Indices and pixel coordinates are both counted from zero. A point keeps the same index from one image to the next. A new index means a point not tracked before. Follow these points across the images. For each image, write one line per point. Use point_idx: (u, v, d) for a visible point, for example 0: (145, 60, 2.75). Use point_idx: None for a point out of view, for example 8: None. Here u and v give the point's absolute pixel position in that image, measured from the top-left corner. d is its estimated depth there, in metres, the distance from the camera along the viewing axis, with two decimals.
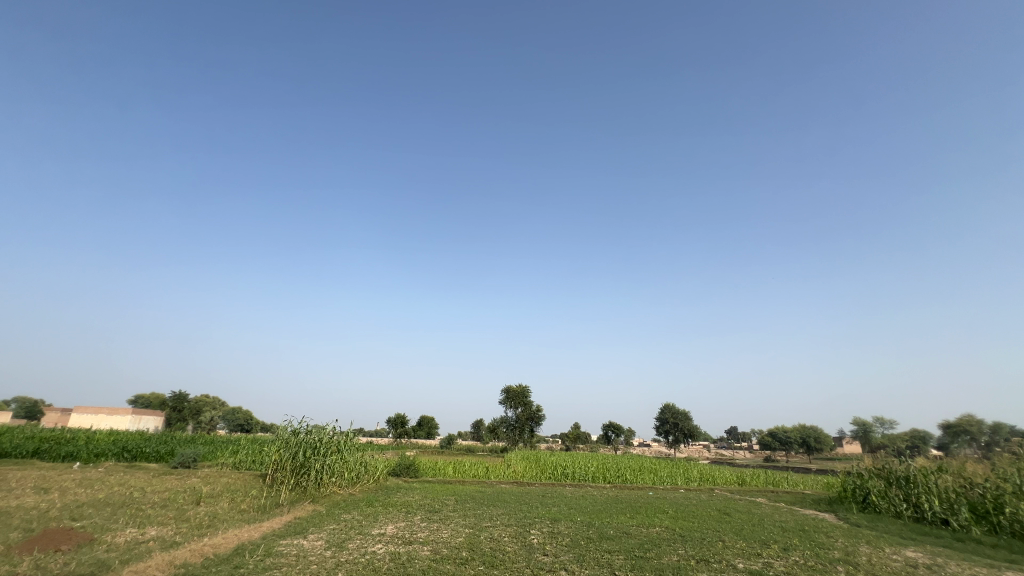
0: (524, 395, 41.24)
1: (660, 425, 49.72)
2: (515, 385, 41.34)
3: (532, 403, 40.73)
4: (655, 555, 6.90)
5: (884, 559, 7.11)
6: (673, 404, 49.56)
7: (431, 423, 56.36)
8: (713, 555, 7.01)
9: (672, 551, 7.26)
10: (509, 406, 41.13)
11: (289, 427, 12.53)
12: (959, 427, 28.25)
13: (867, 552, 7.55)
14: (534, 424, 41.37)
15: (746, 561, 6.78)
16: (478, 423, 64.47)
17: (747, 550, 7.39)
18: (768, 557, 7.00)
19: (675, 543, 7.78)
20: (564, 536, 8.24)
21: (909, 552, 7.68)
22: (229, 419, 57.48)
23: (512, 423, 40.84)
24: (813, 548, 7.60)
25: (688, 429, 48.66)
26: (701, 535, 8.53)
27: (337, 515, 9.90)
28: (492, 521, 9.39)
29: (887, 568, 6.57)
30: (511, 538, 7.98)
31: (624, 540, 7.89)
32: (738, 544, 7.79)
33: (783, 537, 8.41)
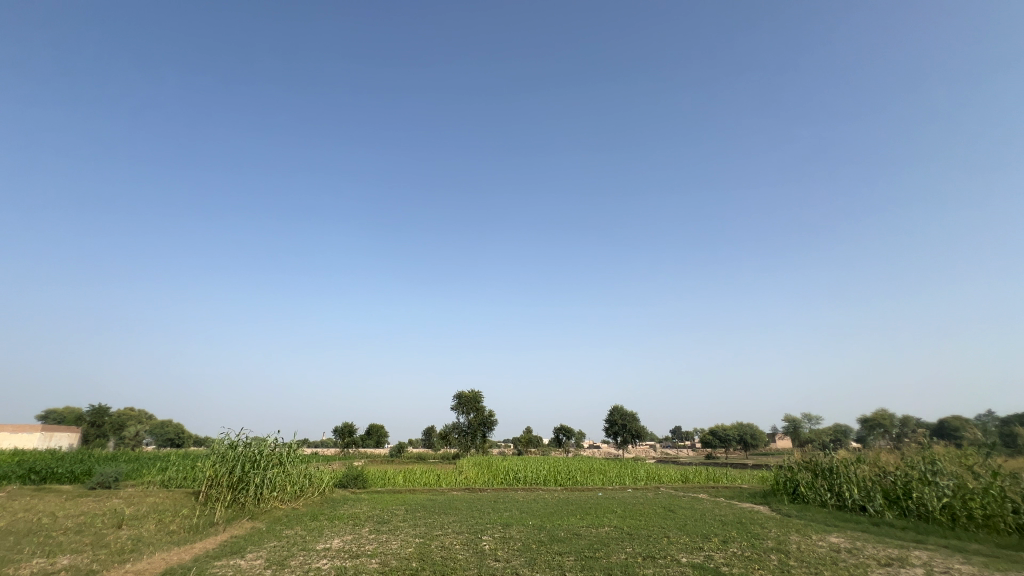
0: (477, 400, 41.19)
1: (609, 427, 51.01)
2: (467, 391, 41.13)
3: (485, 408, 40.71)
4: (604, 555, 7.07)
5: (811, 545, 7.64)
6: (623, 406, 50.97)
7: (381, 431, 54.88)
8: (659, 552, 7.23)
9: (619, 549, 7.44)
10: (461, 413, 40.83)
11: (225, 440, 11.72)
12: (875, 421, 30.93)
13: (796, 539, 8.09)
14: (487, 429, 41.20)
15: (688, 555, 7.06)
16: (429, 430, 63.41)
17: (690, 545, 7.69)
18: (709, 550, 7.33)
19: (624, 542, 7.96)
20: (515, 541, 8.24)
21: (832, 537, 8.30)
22: (158, 433, 53.25)
23: (464, 430, 40.53)
24: (749, 539, 8.04)
25: (636, 429, 50.18)
26: (647, 532, 8.85)
27: (278, 531, 9.43)
28: (444, 530, 9.26)
29: (813, 554, 7.04)
30: (462, 546, 7.90)
31: (575, 542, 8.00)
32: (681, 539, 8.12)
33: (723, 530, 8.84)
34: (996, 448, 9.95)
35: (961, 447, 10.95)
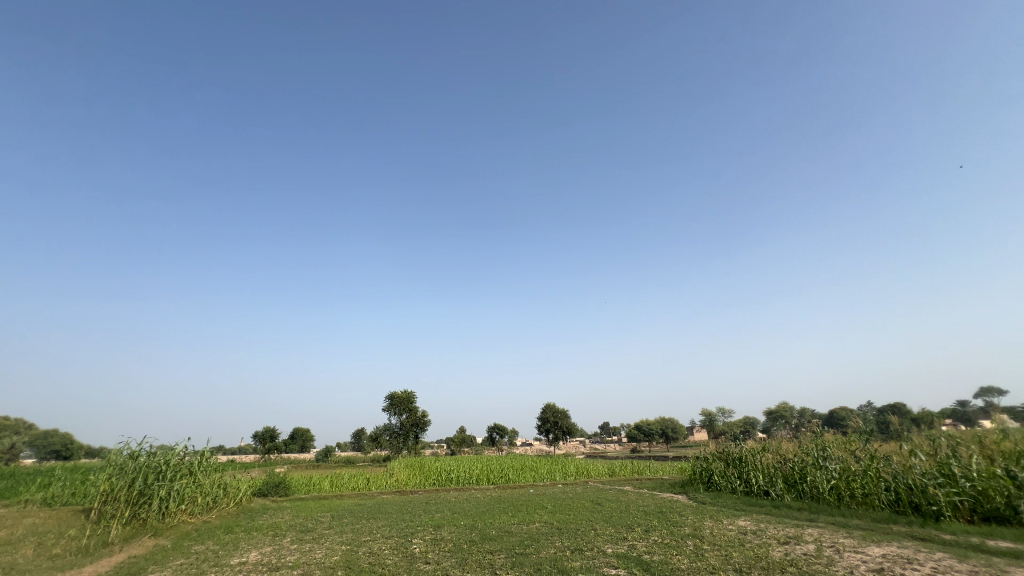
0: (410, 400, 40.36)
1: (541, 424, 52.02)
2: (400, 392, 40.11)
3: (418, 409, 40.00)
4: (533, 550, 7.21)
5: (722, 529, 8.27)
6: (555, 404, 52.18)
7: (307, 435, 52.35)
8: (586, 544, 7.50)
9: (548, 544, 7.62)
10: (393, 414, 39.83)
11: (125, 450, 10.56)
12: (778, 413, 34.07)
13: (709, 525, 8.73)
14: (420, 430, 40.43)
15: (613, 546, 7.38)
16: (358, 432, 61.18)
17: (615, 536, 8.03)
18: (633, 539, 7.72)
19: (553, 537, 8.17)
20: (446, 542, 8.18)
21: (740, 521, 9.05)
22: (39, 444, 46.93)
23: (396, 431, 39.55)
24: (668, 527, 8.55)
25: (567, 426, 51.62)
26: (575, 525, 9.15)
27: (186, 547, 8.67)
28: (373, 535, 8.99)
29: (724, 537, 7.63)
30: (392, 550, 7.72)
31: (506, 539, 8.09)
32: (607, 530, 8.47)
33: (645, 520, 9.32)
34: (872, 434, 11.34)
35: (846, 434, 12.36)
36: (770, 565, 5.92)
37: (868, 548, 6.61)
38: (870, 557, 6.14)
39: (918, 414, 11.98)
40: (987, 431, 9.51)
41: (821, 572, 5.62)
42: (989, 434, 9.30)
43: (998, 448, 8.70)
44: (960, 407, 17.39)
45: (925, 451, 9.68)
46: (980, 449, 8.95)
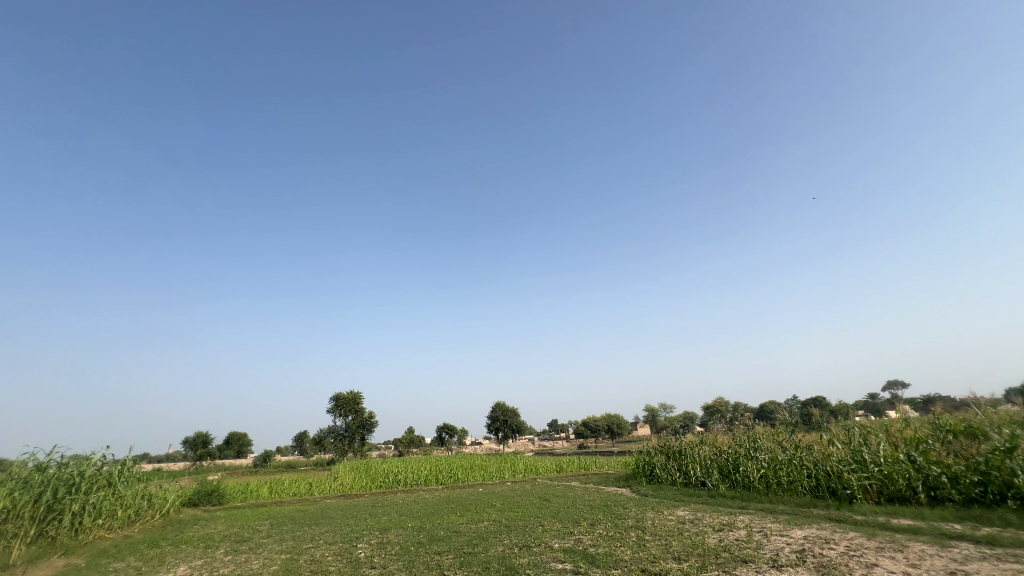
0: (356, 401, 39.19)
1: (491, 424, 52.08)
2: (346, 392, 38.84)
3: (365, 410, 38.91)
4: (481, 549, 7.21)
5: (663, 520, 8.65)
6: (505, 403, 52.40)
7: (244, 439, 49.70)
8: (534, 540, 7.60)
9: (497, 542, 7.65)
10: (338, 416, 38.49)
11: (31, 461, 9.58)
12: (714, 408, 36.04)
13: (651, 516, 9.11)
14: (366, 432, 39.41)
15: (560, 541, 7.52)
16: (300, 435, 58.64)
17: (562, 531, 8.20)
18: (579, 533, 7.91)
19: (501, 534, 8.21)
20: (393, 545, 8.02)
21: (679, 511, 9.51)
22: None
23: (341, 433, 38.31)
24: (612, 520, 8.84)
25: (516, 424, 52.03)
26: (523, 522, 9.25)
27: (103, 565, 7.96)
28: (315, 542, 8.65)
29: (664, 527, 7.98)
30: (335, 556, 7.47)
31: (454, 539, 8.04)
32: (554, 526, 8.63)
33: (591, 514, 9.58)
34: (797, 426, 12.24)
35: (774, 426, 13.29)
36: (705, 552, 6.24)
37: (792, 531, 7.14)
38: (793, 539, 6.63)
39: (836, 406, 13.08)
40: (892, 421, 10.54)
41: (750, 555, 6.01)
42: (895, 423, 10.31)
43: (901, 436, 9.66)
44: (869, 400, 19.21)
45: (841, 440, 10.58)
46: (887, 437, 9.90)
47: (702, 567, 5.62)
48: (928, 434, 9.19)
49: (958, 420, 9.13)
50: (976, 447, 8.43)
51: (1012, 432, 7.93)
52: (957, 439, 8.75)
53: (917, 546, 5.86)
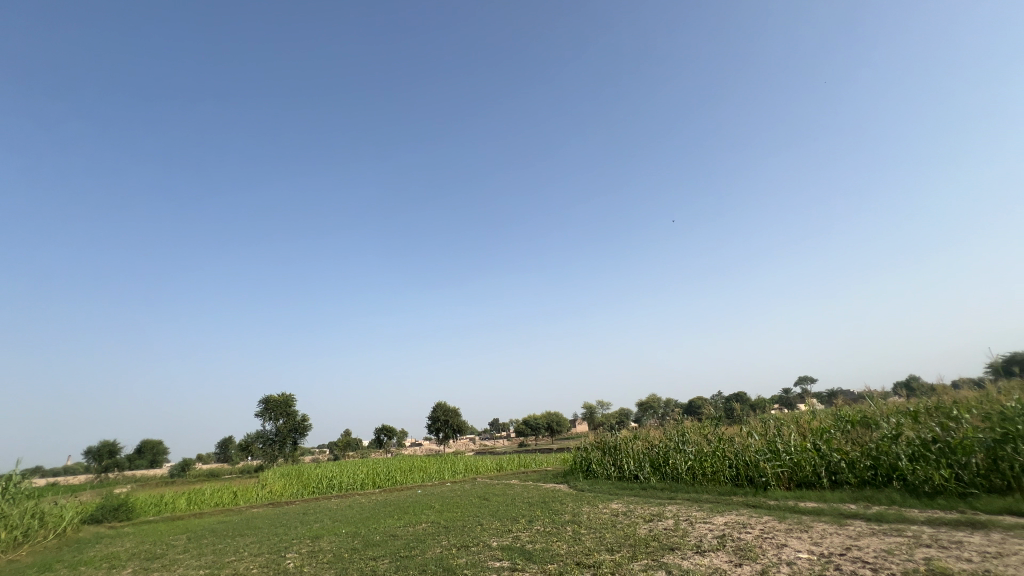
0: (288, 403, 37.21)
1: (432, 424, 51.39)
2: (276, 394, 36.74)
3: (297, 413, 37.17)
4: (419, 552, 7.10)
5: (598, 513, 8.94)
6: (446, 403, 51.94)
7: (159, 447, 45.77)
8: (472, 540, 7.59)
9: (435, 544, 7.57)
10: (267, 419, 36.39)
11: None
12: (647, 404, 37.81)
13: (587, 510, 9.40)
14: (298, 435, 37.66)
15: (498, 539, 7.57)
16: (224, 441, 54.84)
17: (501, 529, 8.25)
18: (517, 531, 8.00)
19: (440, 536, 8.13)
20: (325, 553, 7.70)
21: (613, 504, 9.87)
22: None
23: (270, 438, 36.22)
24: (550, 516, 9.03)
25: (457, 424, 51.75)
26: (462, 522, 9.21)
27: None
28: (239, 555, 8.13)
29: (599, 520, 8.26)
30: (261, 569, 7.06)
31: (390, 544, 7.85)
32: (493, 524, 8.67)
33: (529, 511, 9.71)
34: (720, 419, 13.11)
35: (701, 420, 14.16)
36: (636, 542, 6.53)
37: (713, 518, 7.64)
38: (714, 525, 7.10)
39: (755, 401, 14.15)
40: (802, 413, 11.58)
41: (677, 543, 6.36)
42: (804, 415, 11.30)
43: (809, 426, 10.61)
44: (782, 394, 20.99)
45: (759, 432, 11.47)
46: (797, 428, 10.84)
47: (633, 556, 5.87)
48: (831, 425, 10.15)
49: (856, 411, 10.18)
50: (869, 435, 9.41)
51: (898, 421, 8.94)
52: (854, 428, 9.72)
53: (819, 526, 6.48)
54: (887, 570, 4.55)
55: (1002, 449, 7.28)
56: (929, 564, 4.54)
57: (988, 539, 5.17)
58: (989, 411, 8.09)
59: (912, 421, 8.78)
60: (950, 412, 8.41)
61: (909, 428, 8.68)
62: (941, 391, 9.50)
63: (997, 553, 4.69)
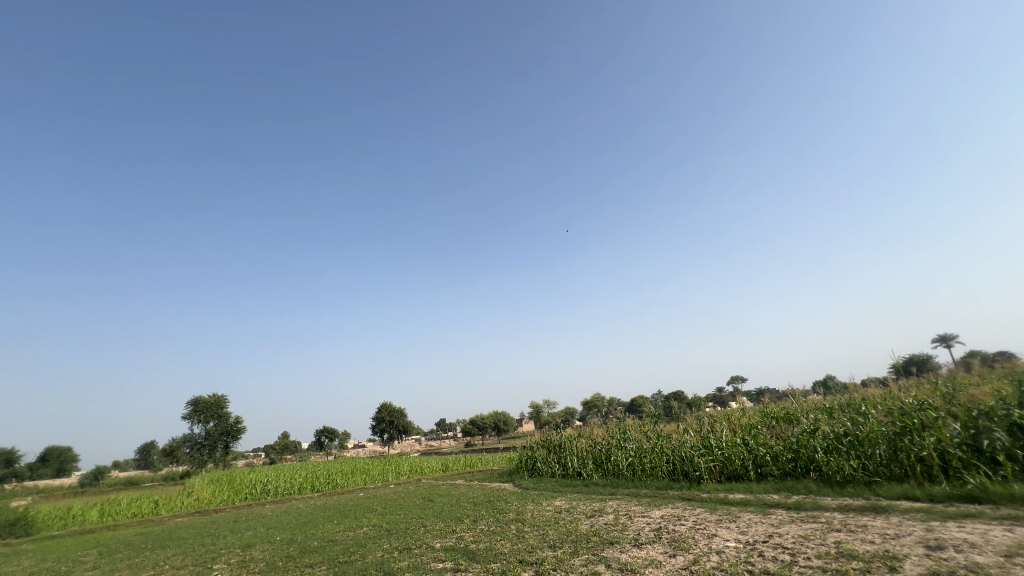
0: (219, 405, 35.05)
1: (376, 425, 50.08)
2: (206, 395, 34.46)
3: (229, 415, 35.11)
4: (358, 557, 6.90)
5: (541, 511, 9.08)
6: (391, 404, 50.81)
7: (68, 454, 41.66)
8: (415, 542, 7.46)
9: (376, 547, 7.39)
10: (194, 422, 34.03)
11: None
12: (591, 403, 38.83)
13: (531, 508, 9.51)
14: (230, 438, 35.59)
15: (442, 540, 7.49)
16: (145, 446, 50.77)
17: (444, 530, 8.18)
18: (461, 531, 7.95)
19: (382, 539, 7.95)
20: (256, 562, 7.30)
21: (557, 501, 10.05)
22: None
23: (199, 442, 33.93)
24: (495, 514, 9.05)
25: (403, 425, 50.75)
26: (405, 524, 9.03)
27: None
28: (159, 569, 7.54)
29: (543, 517, 8.37)
30: None
31: (328, 549, 7.56)
32: (436, 525, 8.57)
33: (474, 511, 9.68)
34: (660, 418, 13.69)
35: (641, 418, 14.72)
36: (578, 537, 6.69)
37: (651, 511, 7.96)
38: (652, 519, 7.41)
39: (691, 399, 14.89)
40: (733, 410, 12.33)
41: (616, 537, 6.58)
42: (734, 413, 12.05)
43: (739, 423, 11.32)
44: (715, 393, 22.20)
45: (694, 428, 12.10)
46: (728, 424, 11.52)
47: (574, 552, 6.01)
48: (758, 421, 10.89)
49: (781, 408, 10.95)
50: (791, 429, 10.17)
51: (816, 417, 9.72)
52: (778, 424, 10.47)
53: (745, 515, 6.93)
54: (804, 553, 4.93)
55: (901, 440, 8.08)
56: (839, 547, 4.97)
57: (887, 522, 5.74)
58: (891, 406, 8.97)
59: (827, 416, 9.59)
60: (860, 409, 9.25)
61: (825, 423, 9.46)
62: (852, 389, 10.40)
63: (895, 534, 5.22)
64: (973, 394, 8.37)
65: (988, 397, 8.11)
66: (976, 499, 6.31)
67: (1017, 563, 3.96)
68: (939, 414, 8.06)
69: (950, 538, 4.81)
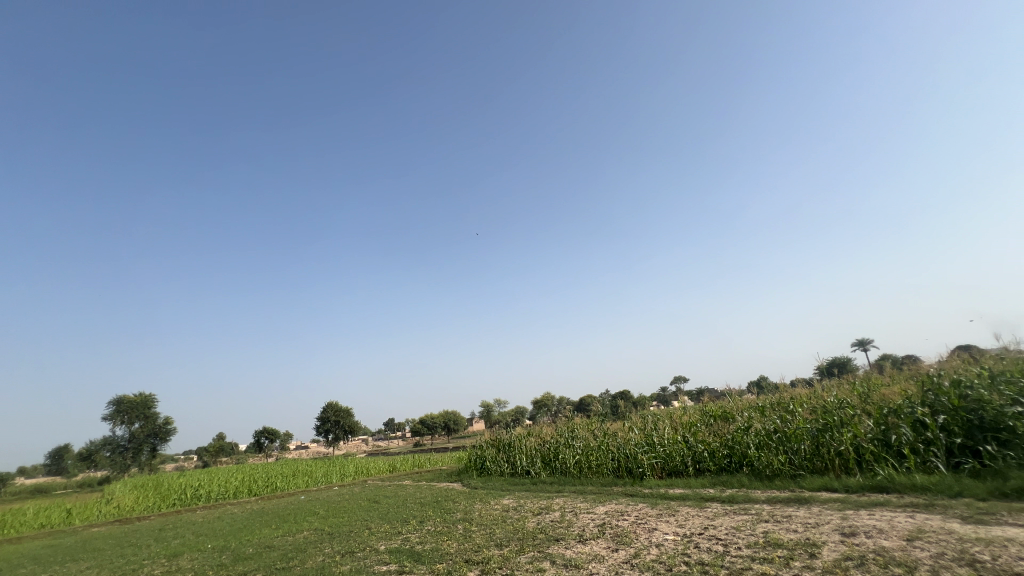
0: (146, 405, 32.61)
1: (320, 424, 48.30)
2: (132, 395, 31.93)
3: (158, 416, 32.76)
4: (297, 562, 6.63)
5: (489, 510, 9.10)
6: (338, 403, 49.24)
7: None
8: (358, 545, 7.27)
9: (317, 552, 7.13)
10: (117, 423, 31.42)
11: None
12: (541, 403, 39.29)
13: (478, 507, 9.49)
14: (158, 441, 33.22)
15: (386, 542, 7.34)
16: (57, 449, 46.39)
17: (389, 531, 8.01)
18: (406, 533, 7.81)
19: (323, 543, 7.68)
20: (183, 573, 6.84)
21: (504, 500, 10.10)
22: None
23: (121, 445, 31.39)
24: (441, 515, 8.97)
25: (349, 425, 49.27)
26: (348, 527, 8.77)
27: None
28: None
29: (490, 517, 8.37)
30: None
31: (264, 556, 7.21)
32: (381, 527, 8.39)
33: (420, 511, 9.55)
34: (607, 416, 14.09)
35: (588, 417, 15.05)
36: (524, 535, 6.75)
37: (595, 508, 8.17)
38: (596, 515, 7.61)
39: (637, 398, 15.40)
40: (675, 409, 12.87)
41: (561, 533, 6.70)
42: (676, 411, 12.58)
43: (680, 421, 11.84)
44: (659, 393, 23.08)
45: (639, 426, 12.54)
46: (670, 422, 12.02)
47: (520, 549, 6.06)
48: (698, 419, 11.44)
49: (718, 407, 11.56)
50: (727, 427, 10.77)
51: (749, 415, 10.34)
52: (716, 422, 11.04)
53: (683, 509, 7.26)
54: (735, 544, 5.23)
55: (823, 436, 8.75)
56: (767, 537, 5.31)
57: (809, 512, 6.19)
58: (815, 405, 9.69)
59: (759, 415, 10.23)
60: (788, 408, 9.92)
61: (757, 420, 10.07)
62: (783, 389, 11.12)
63: (815, 523, 5.65)
64: (884, 394, 9.18)
65: (897, 397, 8.92)
66: (884, 489, 6.93)
67: (918, 546, 4.38)
68: (856, 412, 8.78)
69: (862, 525, 5.25)
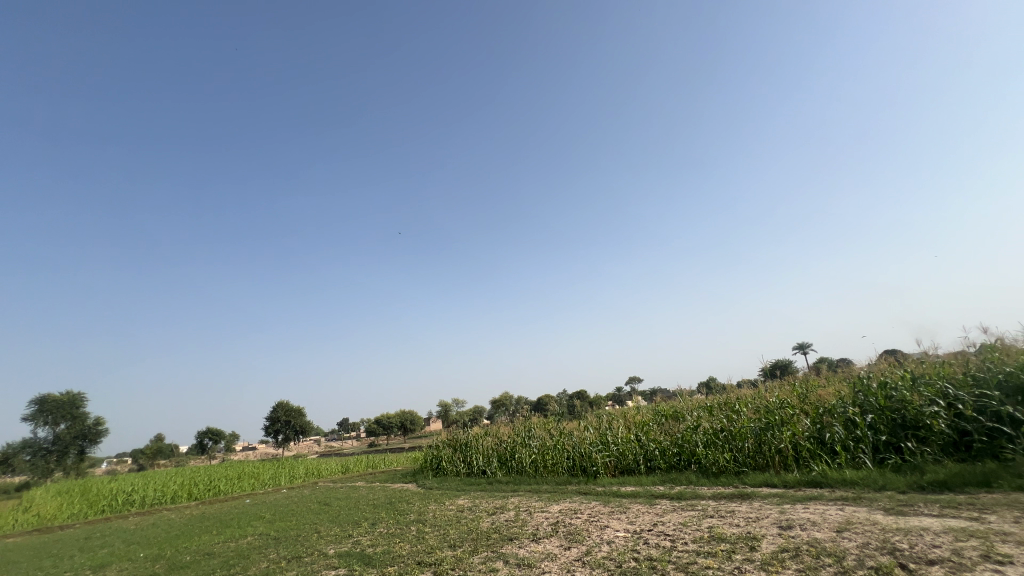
0: (73, 404, 30.27)
1: (269, 425, 46.38)
2: (58, 393, 29.52)
3: (87, 416, 30.48)
4: (239, 570, 6.32)
5: (443, 510, 9.01)
6: (288, 403, 47.47)
7: None
8: (306, 550, 7.01)
9: (261, 558, 6.82)
10: (38, 424, 28.93)
11: None
12: (499, 402, 39.36)
13: (433, 508, 9.37)
14: (85, 443, 30.92)
15: (336, 546, 7.12)
16: None
17: (339, 535, 7.78)
18: (357, 535, 7.60)
19: (268, 548, 7.37)
20: None
21: (460, 500, 10.03)
22: None
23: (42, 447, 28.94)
24: (394, 516, 8.80)
25: (301, 425, 47.57)
26: (296, 531, 8.46)
27: None
28: None
29: (444, 517, 8.28)
30: None
31: (202, 564, 6.84)
32: (331, 530, 8.14)
33: (372, 513, 9.34)
34: (563, 416, 14.26)
35: (545, 417, 15.20)
36: (478, 535, 6.73)
37: (549, 506, 8.25)
38: (550, 513, 7.69)
39: (593, 398, 15.67)
40: (629, 408, 13.20)
41: (515, 533, 6.73)
42: (630, 411, 12.91)
43: (633, 420, 12.17)
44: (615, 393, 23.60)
45: (593, 425, 12.78)
46: (624, 422, 12.31)
47: (473, 550, 6.03)
48: (650, 418, 11.79)
49: (670, 407, 11.96)
50: (678, 426, 11.15)
51: (698, 415, 10.76)
52: (667, 421, 11.41)
53: (634, 506, 7.46)
54: (682, 539, 5.42)
55: (765, 434, 9.23)
56: (711, 531, 5.54)
57: (750, 507, 6.51)
58: (759, 405, 10.20)
59: (708, 414, 10.66)
60: (734, 407, 10.40)
61: (705, 420, 10.49)
62: (729, 390, 11.63)
63: (755, 516, 5.94)
64: (820, 394, 9.79)
65: (831, 397, 9.53)
66: (818, 484, 7.38)
67: (846, 536, 4.69)
68: (795, 411, 9.31)
69: (797, 518, 5.57)
